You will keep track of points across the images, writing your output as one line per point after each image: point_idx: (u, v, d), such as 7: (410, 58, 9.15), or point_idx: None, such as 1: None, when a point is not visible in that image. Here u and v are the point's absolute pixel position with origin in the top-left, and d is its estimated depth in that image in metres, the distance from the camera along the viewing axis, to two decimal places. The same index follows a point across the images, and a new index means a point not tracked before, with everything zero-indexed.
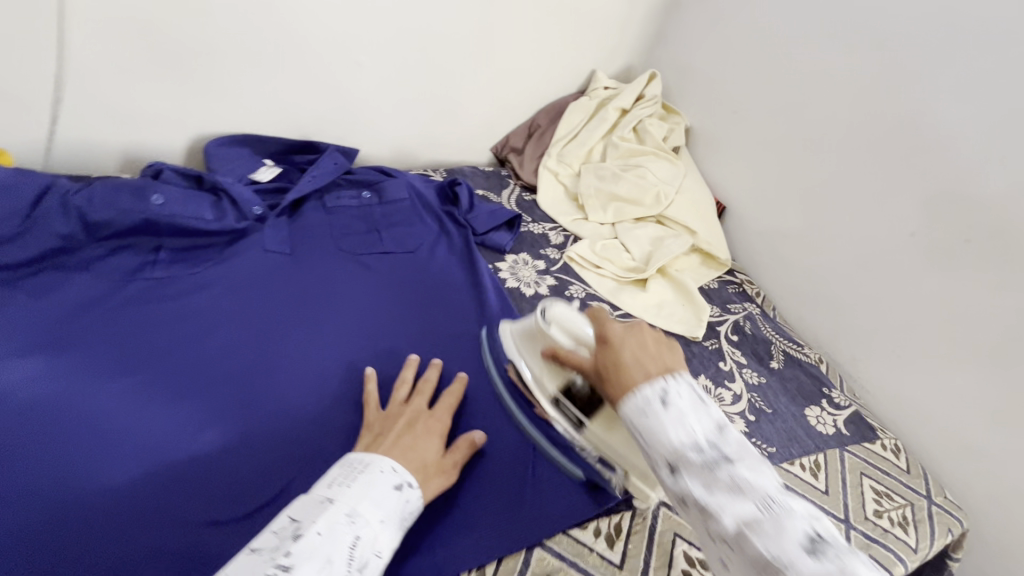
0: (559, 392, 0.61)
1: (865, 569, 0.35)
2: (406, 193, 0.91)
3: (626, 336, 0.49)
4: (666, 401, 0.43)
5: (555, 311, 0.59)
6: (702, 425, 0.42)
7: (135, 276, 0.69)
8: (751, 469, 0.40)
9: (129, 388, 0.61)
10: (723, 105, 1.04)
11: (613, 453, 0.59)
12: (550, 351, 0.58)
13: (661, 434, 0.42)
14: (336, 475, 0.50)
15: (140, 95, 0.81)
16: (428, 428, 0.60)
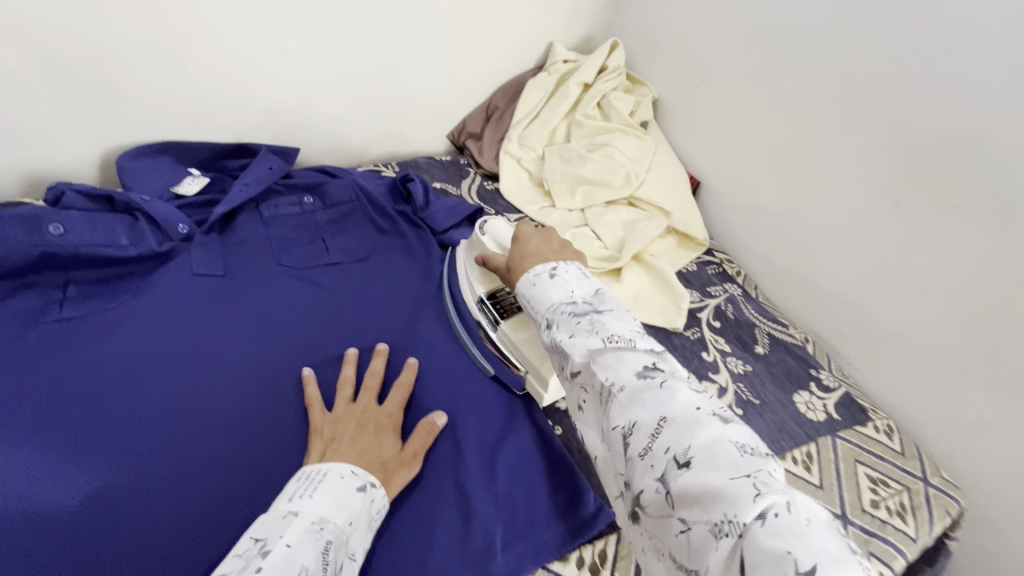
0: (488, 297, 0.70)
1: (687, 391, 0.40)
2: (352, 194, 0.83)
3: (532, 236, 0.61)
4: (553, 274, 0.52)
5: (494, 227, 0.73)
6: (581, 290, 0.50)
7: (40, 319, 0.61)
8: (615, 319, 0.46)
9: (37, 453, 0.54)
10: (691, 74, 0.97)
11: (518, 352, 0.65)
12: (482, 254, 0.70)
13: (543, 297, 0.51)
14: (295, 489, 0.47)
15: (31, 110, 0.71)
16: (381, 425, 0.58)
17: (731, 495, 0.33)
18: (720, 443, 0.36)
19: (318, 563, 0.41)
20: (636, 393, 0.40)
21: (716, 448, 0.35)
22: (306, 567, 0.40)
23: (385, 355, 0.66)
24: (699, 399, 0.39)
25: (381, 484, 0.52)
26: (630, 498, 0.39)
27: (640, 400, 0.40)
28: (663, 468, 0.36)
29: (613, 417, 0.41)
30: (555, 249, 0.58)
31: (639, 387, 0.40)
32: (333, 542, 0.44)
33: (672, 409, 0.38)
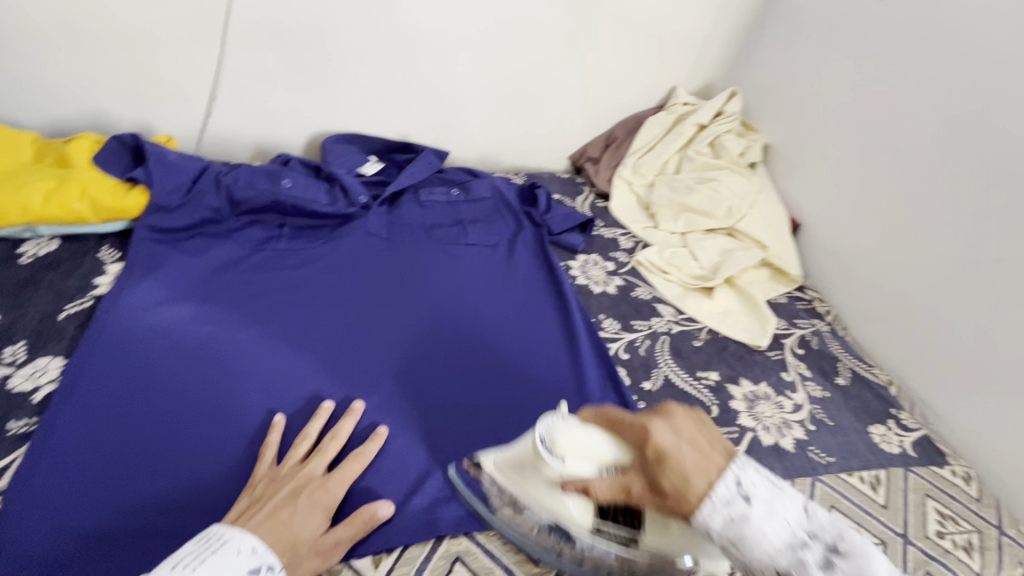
0: (598, 521, 0.51)
1: None
2: (490, 193, 1.00)
3: (671, 437, 0.45)
4: (748, 496, 0.41)
5: (560, 439, 0.50)
6: (791, 514, 0.41)
7: (263, 246, 0.82)
8: (855, 548, 0.39)
9: (258, 334, 0.71)
10: (805, 124, 1.05)
11: (667, 567, 0.51)
12: (575, 485, 0.49)
13: (759, 543, 0.40)
14: (183, 555, 0.44)
15: (273, 98, 0.95)
16: (314, 499, 0.54)
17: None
18: None
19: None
20: None
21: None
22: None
23: (356, 416, 0.64)
24: None
25: (282, 567, 0.48)
26: None
27: None
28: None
29: None
30: (700, 464, 0.43)
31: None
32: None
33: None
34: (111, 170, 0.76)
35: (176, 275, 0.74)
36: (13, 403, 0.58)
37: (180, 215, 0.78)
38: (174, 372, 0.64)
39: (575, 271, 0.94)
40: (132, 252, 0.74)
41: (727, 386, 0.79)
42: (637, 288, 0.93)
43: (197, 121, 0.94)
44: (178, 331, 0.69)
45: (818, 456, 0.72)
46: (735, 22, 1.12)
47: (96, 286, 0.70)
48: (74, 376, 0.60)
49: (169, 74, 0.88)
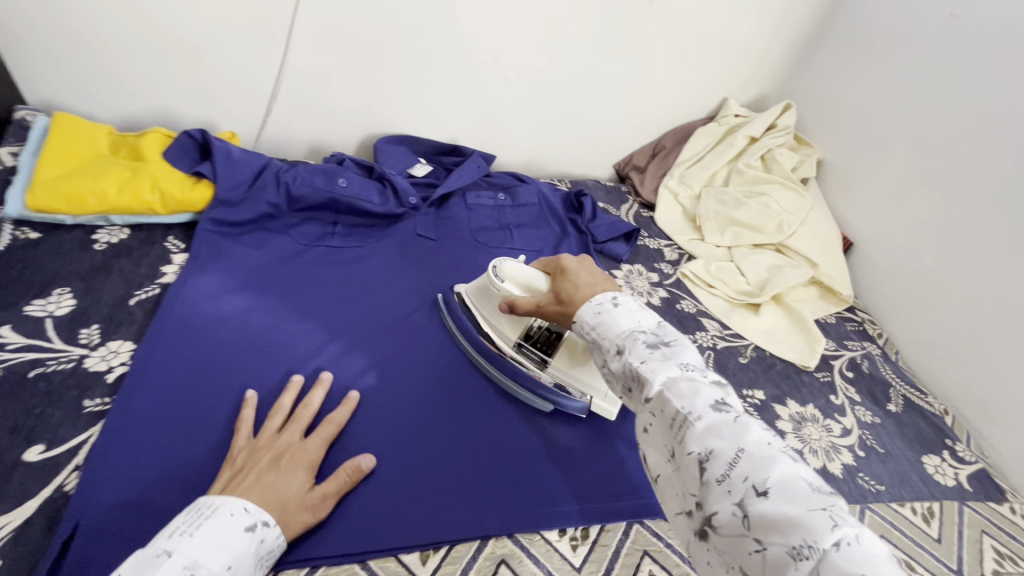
0: (522, 338, 0.72)
1: (755, 426, 0.41)
2: (536, 199, 1.01)
3: (578, 267, 0.61)
4: (616, 302, 0.53)
5: (505, 269, 0.70)
6: (646, 320, 0.51)
7: (317, 242, 0.84)
8: (686, 350, 0.48)
9: (311, 328, 0.73)
10: (863, 141, 1.03)
11: (570, 382, 0.70)
12: (507, 300, 0.69)
13: (612, 325, 0.51)
14: (176, 524, 0.44)
15: (331, 99, 0.98)
16: (295, 461, 0.55)
17: (804, 520, 0.34)
18: (796, 480, 0.37)
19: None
20: (712, 425, 0.41)
21: (794, 483, 0.37)
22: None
23: (326, 387, 0.65)
24: (766, 436, 0.41)
25: (277, 522, 0.49)
26: (699, 515, 0.41)
27: (715, 431, 0.41)
28: (741, 495, 0.38)
29: (688, 444, 0.42)
30: (590, 284, 0.59)
31: (715, 419, 0.41)
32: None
33: (748, 440, 0.40)
34: (180, 164, 0.80)
35: (237, 267, 0.77)
36: (86, 382, 0.59)
37: (242, 209, 0.81)
38: (234, 360, 0.67)
39: (618, 280, 0.94)
40: (196, 243, 0.77)
41: (773, 405, 0.78)
42: (681, 300, 0.93)
43: (258, 119, 0.98)
44: (238, 321, 0.71)
45: (868, 483, 0.70)
46: (793, 34, 1.10)
47: (163, 275, 0.74)
48: (145, 358, 0.63)
49: (235, 72, 0.91)
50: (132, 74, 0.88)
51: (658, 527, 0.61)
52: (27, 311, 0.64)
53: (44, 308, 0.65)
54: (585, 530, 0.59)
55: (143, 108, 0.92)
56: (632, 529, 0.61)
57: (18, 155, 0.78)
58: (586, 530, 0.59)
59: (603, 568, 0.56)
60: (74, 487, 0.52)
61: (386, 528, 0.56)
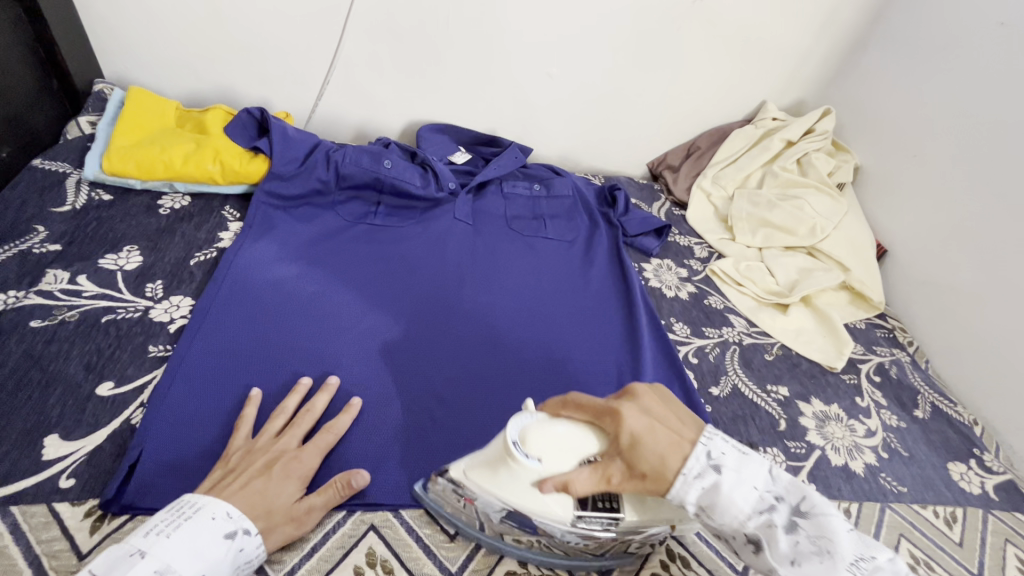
0: (580, 510, 0.48)
1: None
2: (571, 191, 1.03)
3: (644, 420, 0.46)
4: (719, 468, 0.44)
5: (533, 439, 0.48)
6: (761, 483, 0.44)
7: (361, 220, 0.89)
8: (824, 516, 0.42)
9: (353, 299, 0.78)
10: (903, 149, 1.02)
11: (648, 533, 0.51)
12: (558, 485, 0.46)
13: (731, 510, 0.43)
14: (158, 523, 0.45)
15: (379, 86, 1.03)
16: (288, 470, 0.54)
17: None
18: None
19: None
20: None
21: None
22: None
23: (331, 392, 0.64)
24: None
25: (258, 531, 0.48)
26: None
27: None
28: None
29: None
30: (672, 442, 0.45)
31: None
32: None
33: None
34: (240, 140, 0.85)
35: (287, 238, 0.82)
36: (151, 331, 0.65)
37: (293, 184, 0.86)
38: (281, 322, 0.71)
39: (647, 273, 0.96)
40: (251, 214, 0.82)
41: (797, 402, 0.78)
42: (709, 297, 0.94)
43: (310, 102, 1.03)
44: (286, 286, 0.76)
45: (890, 483, 0.70)
46: (836, 39, 1.10)
47: (220, 241, 0.79)
48: (203, 312, 0.68)
49: (291, 56, 0.96)
50: (198, 54, 0.94)
51: None
52: (101, 263, 0.71)
53: (116, 262, 0.72)
54: None
55: (206, 86, 0.99)
56: None
57: (97, 125, 0.86)
58: None
59: None
60: (139, 421, 0.57)
61: (416, 481, 0.59)
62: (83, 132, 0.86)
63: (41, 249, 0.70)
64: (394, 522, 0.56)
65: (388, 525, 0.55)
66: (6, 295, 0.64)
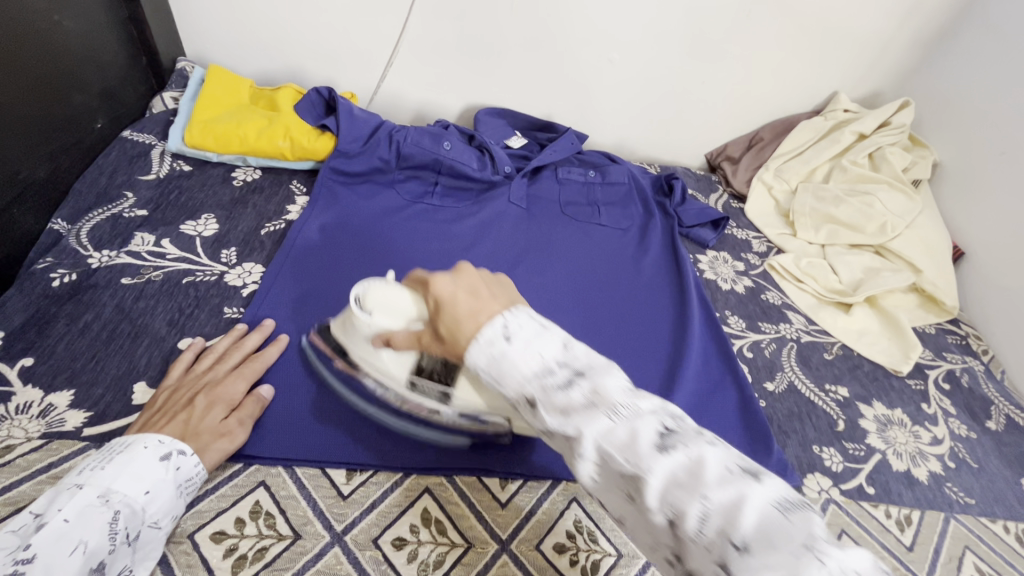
0: (415, 374, 0.56)
1: (707, 450, 0.35)
2: (626, 179, 1.02)
3: (455, 288, 0.46)
4: (509, 336, 0.41)
5: (371, 298, 0.55)
6: (549, 350, 0.41)
7: (419, 199, 0.91)
8: (606, 379, 0.39)
9: (408, 273, 0.80)
10: (988, 145, 0.96)
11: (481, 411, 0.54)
12: (383, 335, 0.54)
13: (511, 371, 0.40)
14: (87, 461, 0.47)
15: (440, 69, 1.04)
16: (212, 396, 0.56)
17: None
18: (766, 508, 0.31)
19: (102, 536, 0.43)
20: (670, 475, 0.34)
21: (769, 521, 0.31)
22: (83, 542, 0.42)
23: (264, 331, 0.65)
24: (721, 454, 0.35)
25: (194, 451, 0.51)
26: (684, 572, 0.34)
27: (675, 481, 0.34)
28: (724, 558, 0.31)
29: (647, 504, 0.34)
30: (472, 309, 0.44)
31: (663, 466, 0.34)
32: (122, 514, 0.45)
33: (710, 481, 0.33)
34: (308, 118, 0.88)
35: (350, 213, 0.85)
36: (225, 293, 0.70)
37: (357, 161, 0.89)
38: (342, 292, 0.74)
39: (702, 265, 0.94)
40: (317, 189, 0.86)
41: (857, 404, 0.75)
42: (766, 292, 0.91)
43: (374, 83, 1.06)
44: (347, 258, 0.79)
45: (956, 494, 0.67)
46: (921, 27, 1.03)
47: (288, 213, 0.83)
48: (274, 281, 0.72)
49: (359, 38, 0.99)
50: (272, 34, 0.98)
51: None
52: (182, 229, 0.76)
53: (195, 228, 0.76)
54: None
55: (277, 66, 1.03)
56: None
57: (180, 101, 0.91)
58: None
59: None
60: None
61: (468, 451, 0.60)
62: (167, 107, 0.92)
63: (131, 213, 0.76)
64: (446, 485, 0.57)
65: (441, 488, 0.57)
66: (101, 253, 0.70)
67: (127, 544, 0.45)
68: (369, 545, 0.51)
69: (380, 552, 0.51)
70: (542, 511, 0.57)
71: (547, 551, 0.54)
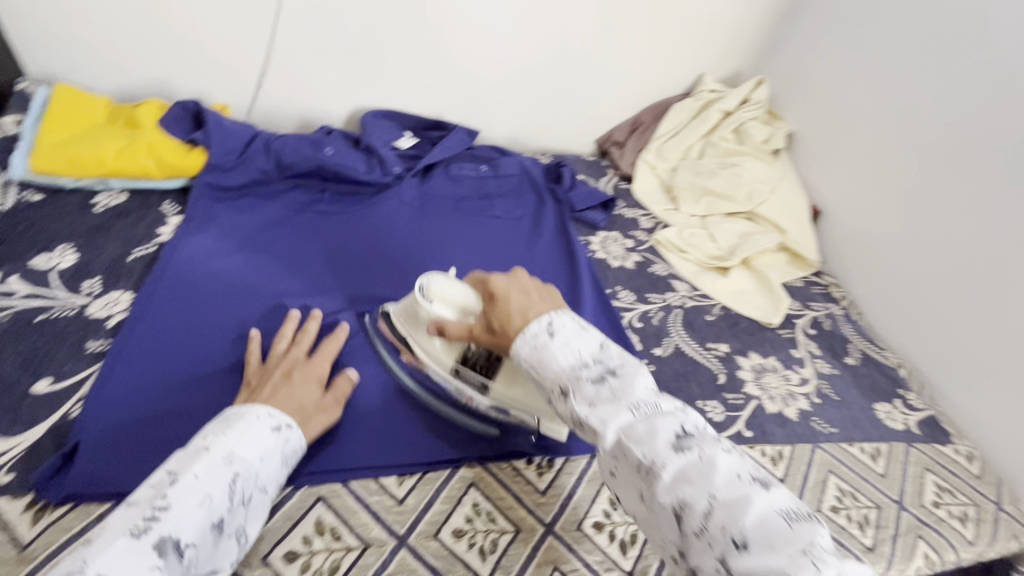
0: (459, 361, 0.65)
1: (718, 453, 0.43)
2: (517, 170, 1.05)
3: (509, 292, 0.56)
4: (552, 332, 0.51)
5: (432, 288, 0.65)
6: (586, 347, 0.51)
7: (305, 208, 0.88)
8: (631, 376, 0.48)
9: (296, 282, 0.78)
10: (830, 114, 1.07)
11: (506, 401, 0.64)
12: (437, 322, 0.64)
13: (551, 362, 0.50)
14: (209, 427, 0.51)
15: (318, 72, 1.01)
16: (304, 374, 0.62)
17: (789, 568, 0.37)
18: (770, 515, 0.40)
19: (223, 493, 0.47)
20: (683, 473, 0.43)
21: (770, 526, 0.39)
22: (209, 496, 0.46)
23: (319, 318, 0.70)
24: (733, 462, 0.43)
25: (298, 425, 0.57)
26: (685, 560, 0.43)
27: (686, 480, 0.42)
28: (723, 549, 0.39)
29: (659, 495, 0.43)
30: (522, 307, 0.54)
31: (677, 464, 0.43)
32: (241, 475, 0.49)
33: (719, 486, 0.41)
34: (175, 133, 0.84)
35: (229, 228, 0.82)
36: (89, 327, 0.66)
37: (235, 175, 0.86)
38: (224, 308, 0.72)
39: (594, 246, 0.98)
40: (191, 206, 0.82)
41: (735, 357, 0.83)
42: (654, 265, 0.97)
43: (248, 93, 1.01)
44: (228, 274, 0.76)
45: (820, 426, 0.75)
46: (766, 11, 1.14)
47: (159, 235, 0.78)
48: (146, 306, 0.69)
49: (227, 46, 0.95)
50: (126, 46, 0.92)
51: None
52: (33, 263, 0.70)
53: (49, 261, 0.71)
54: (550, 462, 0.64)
55: (136, 79, 0.96)
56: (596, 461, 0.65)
57: (22, 122, 0.83)
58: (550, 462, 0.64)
59: (562, 496, 0.61)
60: (79, 414, 0.59)
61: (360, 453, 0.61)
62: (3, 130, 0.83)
63: None
64: (341, 492, 0.58)
65: (336, 495, 0.57)
66: None
67: (241, 504, 0.49)
68: (259, 563, 0.52)
69: (271, 568, 0.51)
70: (440, 500, 0.59)
71: (445, 538, 0.56)
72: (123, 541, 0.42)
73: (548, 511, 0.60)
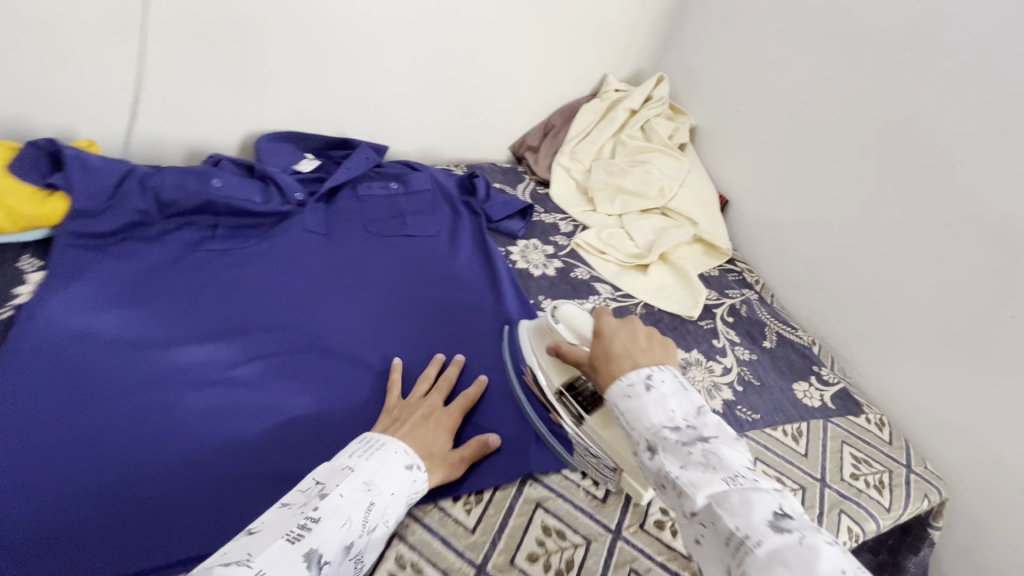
0: (565, 387, 0.66)
1: (823, 541, 0.39)
2: (429, 184, 1.01)
3: (618, 336, 0.60)
4: (649, 385, 0.52)
5: (564, 311, 0.68)
6: (682, 409, 0.51)
7: (195, 248, 0.81)
8: (729, 450, 0.47)
9: (188, 332, 0.72)
10: (727, 106, 1.11)
11: (604, 447, 0.63)
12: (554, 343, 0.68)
13: (644, 416, 0.51)
14: (355, 447, 0.55)
15: (199, 97, 0.93)
16: (440, 423, 0.64)
17: None
18: None
19: (359, 518, 0.48)
20: (775, 551, 0.39)
21: None
22: (349, 519, 0.48)
23: (459, 366, 0.73)
24: (841, 557, 0.39)
25: (422, 469, 0.57)
26: None
27: (782, 560, 0.38)
28: None
29: (748, 572, 0.39)
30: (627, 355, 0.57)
31: (774, 541, 0.39)
32: (376, 505, 0.50)
33: (821, 572, 0.37)
34: (29, 178, 0.73)
35: (104, 280, 0.73)
36: None
37: (106, 219, 0.76)
38: (100, 373, 0.64)
39: (515, 256, 0.97)
40: (54, 259, 0.72)
41: None
42: (575, 269, 0.96)
43: (121, 126, 0.91)
44: (106, 332, 0.68)
45: (744, 415, 0.77)
46: (658, 10, 1.16)
47: (16, 298, 0.69)
48: (3, 389, 0.60)
49: (85, 73, 0.84)
50: None
51: (550, 481, 0.66)
52: None
53: None
54: (479, 494, 0.63)
55: None
56: (525, 487, 0.65)
57: None
58: (480, 494, 0.63)
59: (494, 532, 0.60)
60: None
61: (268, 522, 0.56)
62: None
63: None
64: None
65: None
66: None
67: (366, 535, 0.49)
68: None
69: None
70: None
71: None
72: (280, 542, 0.43)
73: (479, 550, 0.58)
